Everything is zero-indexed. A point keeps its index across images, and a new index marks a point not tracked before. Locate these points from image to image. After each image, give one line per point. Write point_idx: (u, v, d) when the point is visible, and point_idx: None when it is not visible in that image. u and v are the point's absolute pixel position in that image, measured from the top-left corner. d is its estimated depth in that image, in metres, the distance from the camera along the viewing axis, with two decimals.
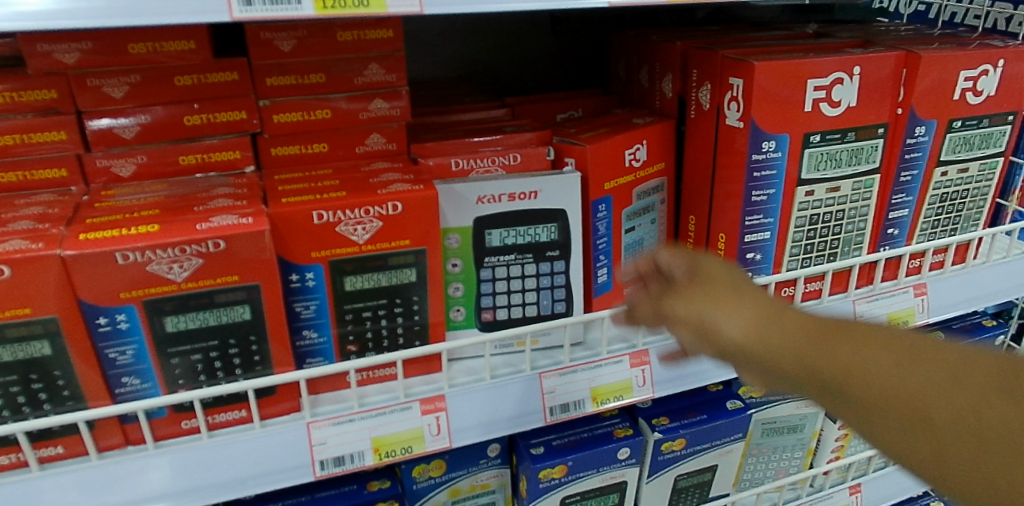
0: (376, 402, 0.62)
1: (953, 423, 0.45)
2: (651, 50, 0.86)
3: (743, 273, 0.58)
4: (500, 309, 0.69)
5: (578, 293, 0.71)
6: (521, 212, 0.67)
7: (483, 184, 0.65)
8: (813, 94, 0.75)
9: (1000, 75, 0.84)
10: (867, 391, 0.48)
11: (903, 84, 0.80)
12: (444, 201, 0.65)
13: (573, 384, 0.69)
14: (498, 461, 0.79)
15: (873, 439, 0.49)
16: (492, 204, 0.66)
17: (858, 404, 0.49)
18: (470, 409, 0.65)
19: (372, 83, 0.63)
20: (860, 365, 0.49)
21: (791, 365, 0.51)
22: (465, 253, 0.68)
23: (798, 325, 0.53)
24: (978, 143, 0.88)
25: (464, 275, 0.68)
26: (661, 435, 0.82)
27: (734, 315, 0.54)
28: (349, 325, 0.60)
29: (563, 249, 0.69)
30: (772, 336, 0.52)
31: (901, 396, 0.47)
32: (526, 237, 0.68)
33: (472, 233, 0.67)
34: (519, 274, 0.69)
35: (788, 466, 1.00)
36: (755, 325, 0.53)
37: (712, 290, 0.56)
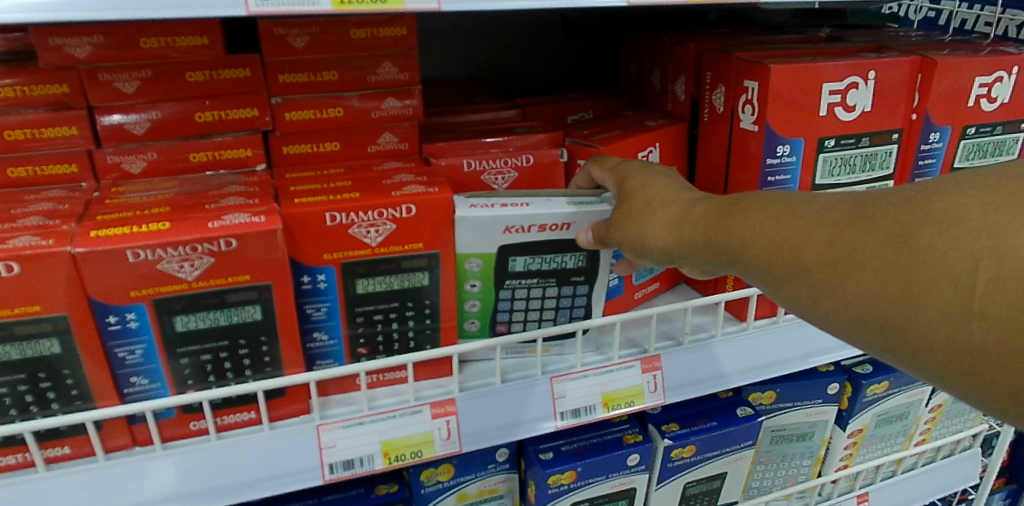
0: (386, 405, 0.62)
1: (817, 262, 0.46)
2: (663, 53, 0.85)
3: (665, 175, 0.61)
4: (514, 330, 0.66)
5: (596, 316, 0.68)
6: (550, 240, 0.63)
7: (513, 216, 0.60)
8: (828, 98, 0.74)
9: (1015, 82, 0.84)
10: (780, 260, 0.48)
11: (917, 90, 0.80)
12: (467, 230, 0.59)
13: (584, 388, 0.69)
14: (507, 466, 0.78)
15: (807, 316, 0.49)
16: (518, 234, 0.61)
17: (760, 270, 0.50)
18: (481, 413, 0.64)
19: (385, 82, 0.62)
20: (770, 232, 0.49)
21: (706, 249, 0.53)
22: (486, 276, 0.63)
23: (724, 217, 0.53)
24: (991, 150, 0.87)
25: (481, 297, 0.64)
26: (672, 442, 0.81)
27: (652, 216, 0.57)
28: (360, 328, 0.60)
29: (590, 276, 0.66)
30: (681, 232, 0.55)
31: (797, 250, 0.47)
32: (553, 263, 0.64)
33: (494, 259, 0.62)
34: (539, 297, 0.65)
35: (797, 474, 0.99)
36: (668, 224, 0.56)
37: (633, 196, 0.59)
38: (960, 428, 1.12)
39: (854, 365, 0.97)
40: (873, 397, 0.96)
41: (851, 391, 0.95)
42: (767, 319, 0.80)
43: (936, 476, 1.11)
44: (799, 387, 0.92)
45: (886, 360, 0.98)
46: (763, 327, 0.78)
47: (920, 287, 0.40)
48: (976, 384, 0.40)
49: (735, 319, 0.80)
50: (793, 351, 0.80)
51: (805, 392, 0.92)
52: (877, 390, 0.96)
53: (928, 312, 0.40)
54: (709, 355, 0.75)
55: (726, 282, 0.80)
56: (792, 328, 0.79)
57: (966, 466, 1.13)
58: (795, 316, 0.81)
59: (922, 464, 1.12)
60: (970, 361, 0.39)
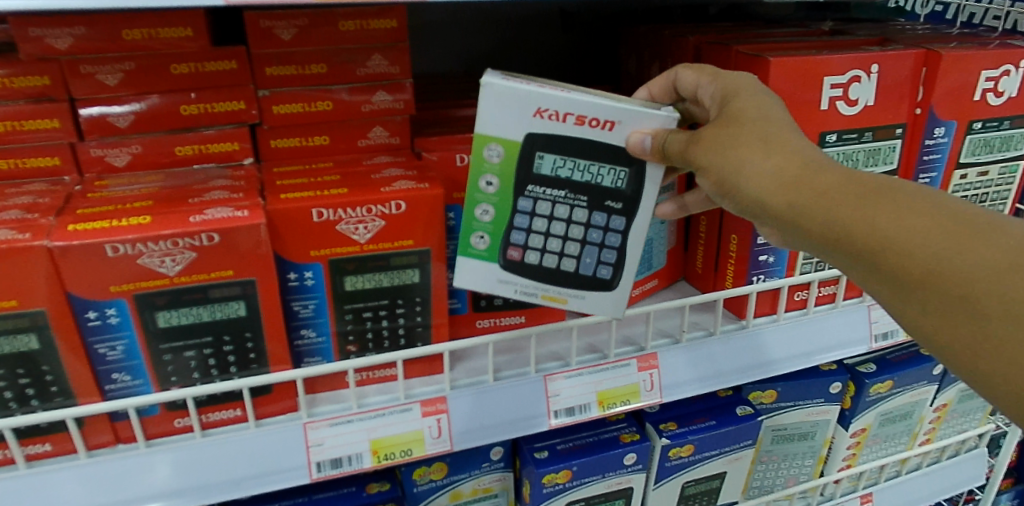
0: (376, 402, 0.61)
1: (963, 297, 0.42)
2: (662, 46, 0.83)
3: (781, 109, 0.54)
4: (531, 252, 0.59)
5: (630, 264, 0.60)
6: (585, 140, 0.56)
7: (548, 94, 0.54)
8: (830, 92, 0.73)
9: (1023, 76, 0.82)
10: (911, 264, 0.44)
11: (922, 84, 0.78)
12: (491, 98, 0.54)
13: (578, 387, 0.68)
14: (502, 465, 0.77)
15: (901, 321, 0.46)
16: (551, 122, 0.55)
17: (881, 270, 0.46)
18: (473, 411, 0.63)
19: (375, 74, 0.61)
20: (902, 229, 0.45)
21: (818, 223, 0.48)
22: (507, 177, 0.57)
23: (851, 188, 0.47)
24: (998, 146, 0.85)
25: (498, 198, 0.58)
26: (669, 441, 0.80)
27: (768, 155, 0.50)
28: (349, 325, 0.59)
29: (629, 203, 0.58)
30: (796, 189, 0.49)
31: (934, 265, 0.43)
32: (589, 175, 0.57)
33: (519, 150, 0.56)
34: (563, 215, 0.59)
35: (798, 474, 0.98)
36: (783, 175, 0.49)
37: (740, 133, 0.52)
38: (967, 428, 1.10)
39: (857, 364, 0.95)
40: (876, 397, 0.95)
41: (854, 390, 0.94)
42: (767, 317, 0.79)
43: (942, 477, 1.10)
44: (800, 386, 0.90)
45: (890, 359, 0.97)
46: (763, 326, 0.77)
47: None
48: None
49: (734, 316, 0.79)
50: (795, 349, 0.78)
51: (806, 391, 0.91)
52: (880, 389, 0.94)
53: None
54: (707, 353, 0.74)
55: (725, 279, 0.79)
56: (791, 326, 0.78)
57: (972, 466, 1.12)
58: (795, 314, 0.80)
59: (927, 464, 1.10)
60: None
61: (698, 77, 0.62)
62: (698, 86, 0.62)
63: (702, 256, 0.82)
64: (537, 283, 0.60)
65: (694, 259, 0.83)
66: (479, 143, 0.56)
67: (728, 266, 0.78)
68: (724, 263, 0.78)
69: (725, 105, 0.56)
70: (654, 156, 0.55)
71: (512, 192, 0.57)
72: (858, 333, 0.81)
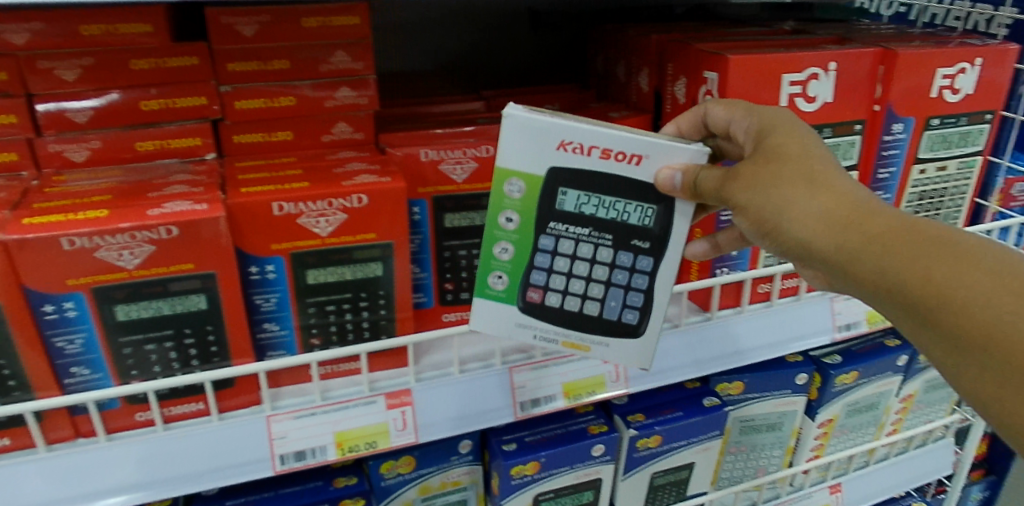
0: (340, 395, 0.61)
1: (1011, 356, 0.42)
2: (627, 45, 0.84)
3: (823, 147, 0.54)
4: (553, 293, 0.60)
5: (658, 308, 0.60)
6: (610, 175, 0.56)
7: (572, 127, 0.54)
8: (788, 89, 0.74)
9: (978, 74, 0.84)
10: (958, 317, 0.44)
11: (880, 81, 0.80)
12: (514, 131, 0.54)
13: (545, 378, 0.68)
14: (470, 458, 0.77)
15: (942, 369, 0.47)
16: (575, 155, 0.55)
17: (926, 319, 0.46)
18: (439, 403, 0.64)
19: (338, 71, 0.62)
20: (948, 278, 0.45)
21: (864, 268, 0.48)
22: (529, 212, 0.57)
23: (898, 233, 0.47)
24: (956, 141, 0.87)
25: (518, 235, 0.58)
26: (636, 432, 0.81)
27: (810, 195, 0.50)
28: (312, 319, 0.59)
29: (657, 243, 0.58)
30: (842, 232, 0.49)
31: (982, 319, 0.43)
32: (615, 212, 0.57)
33: (541, 185, 0.56)
34: (586, 254, 0.59)
35: (767, 465, 0.99)
36: (828, 216, 0.49)
37: (782, 173, 0.52)
38: (933, 419, 1.12)
39: (822, 356, 0.97)
40: (841, 388, 0.96)
41: (820, 381, 0.95)
42: (731, 309, 0.81)
43: (909, 467, 1.12)
44: (766, 378, 0.92)
45: (855, 350, 0.99)
46: (726, 317, 0.79)
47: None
48: None
49: (697, 309, 0.81)
50: (758, 340, 0.80)
51: (774, 383, 0.92)
52: (845, 380, 0.96)
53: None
54: (671, 345, 0.75)
55: (690, 272, 0.80)
56: (755, 318, 0.80)
57: (938, 456, 1.14)
58: (759, 306, 0.81)
59: (895, 454, 1.12)
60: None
61: (732, 112, 0.62)
62: (729, 122, 0.62)
63: None
64: (556, 325, 0.60)
65: None
66: (500, 177, 0.56)
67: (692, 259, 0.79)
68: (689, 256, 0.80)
69: (764, 140, 0.56)
70: (685, 194, 0.54)
71: (531, 229, 0.58)
72: (821, 324, 0.83)
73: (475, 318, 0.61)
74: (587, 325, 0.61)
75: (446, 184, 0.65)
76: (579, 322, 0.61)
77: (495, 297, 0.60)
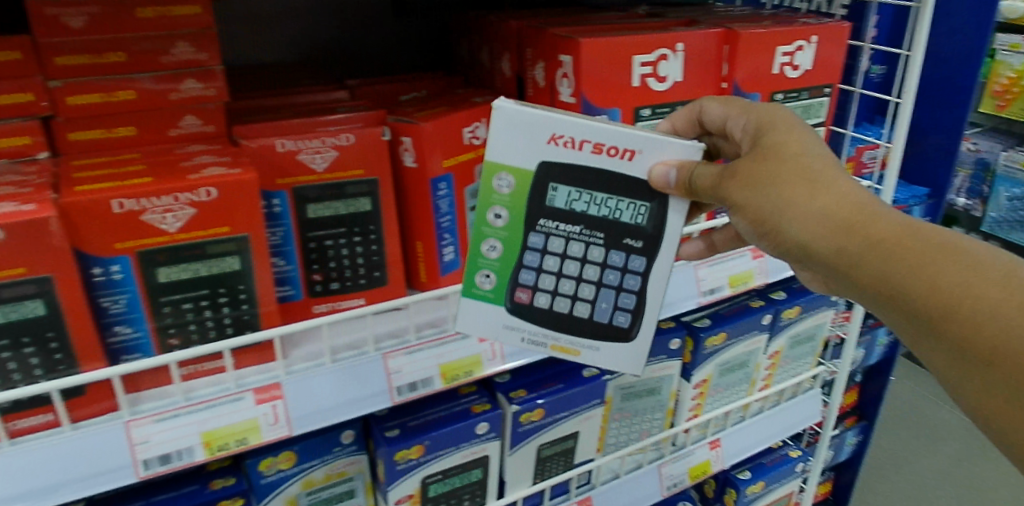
0: (205, 395, 0.60)
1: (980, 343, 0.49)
2: (488, 31, 0.86)
3: (822, 147, 0.60)
4: (541, 293, 0.64)
5: (651, 306, 0.65)
6: (598, 170, 0.60)
7: (563, 122, 0.59)
8: (641, 70, 0.77)
9: (815, 51, 0.91)
10: (936, 306, 0.51)
11: (726, 60, 0.85)
12: (500, 125, 0.59)
13: (420, 362, 0.69)
14: (354, 448, 0.78)
15: (920, 352, 0.54)
16: (564, 149, 0.59)
17: (907, 307, 0.53)
18: (310, 395, 0.64)
19: (180, 62, 0.60)
20: (924, 268, 0.52)
21: (856, 262, 0.55)
22: (518, 208, 0.62)
23: (884, 229, 0.54)
24: (800, 114, 0.94)
25: (505, 232, 0.63)
26: (519, 407, 0.83)
27: (808, 196, 0.56)
28: (168, 319, 0.58)
29: (649, 242, 0.63)
30: (834, 231, 0.55)
31: (957, 308, 0.50)
32: (606, 209, 0.62)
33: (531, 180, 0.61)
34: (576, 253, 0.64)
35: (651, 428, 1.05)
36: (821, 214, 0.56)
37: (778, 175, 0.58)
38: (801, 371, 1.21)
39: (693, 320, 1.03)
40: (712, 349, 1.03)
41: (693, 345, 1.02)
42: None
43: (782, 418, 1.21)
44: None
45: (723, 313, 1.06)
46: None
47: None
48: None
49: None
50: None
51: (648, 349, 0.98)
52: (715, 342, 1.02)
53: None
54: None
55: None
56: None
57: (807, 406, 1.24)
58: None
59: (768, 407, 1.20)
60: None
61: (727, 111, 0.69)
62: (726, 119, 0.68)
63: None
64: (542, 323, 0.65)
65: None
66: (490, 172, 0.61)
67: None
68: None
69: (763, 139, 0.62)
70: (679, 191, 0.59)
71: (520, 225, 0.62)
72: (685, 291, 0.88)
73: (465, 318, 0.65)
74: (576, 325, 0.66)
75: (305, 173, 0.65)
76: (568, 321, 0.66)
77: (483, 296, 0.65)
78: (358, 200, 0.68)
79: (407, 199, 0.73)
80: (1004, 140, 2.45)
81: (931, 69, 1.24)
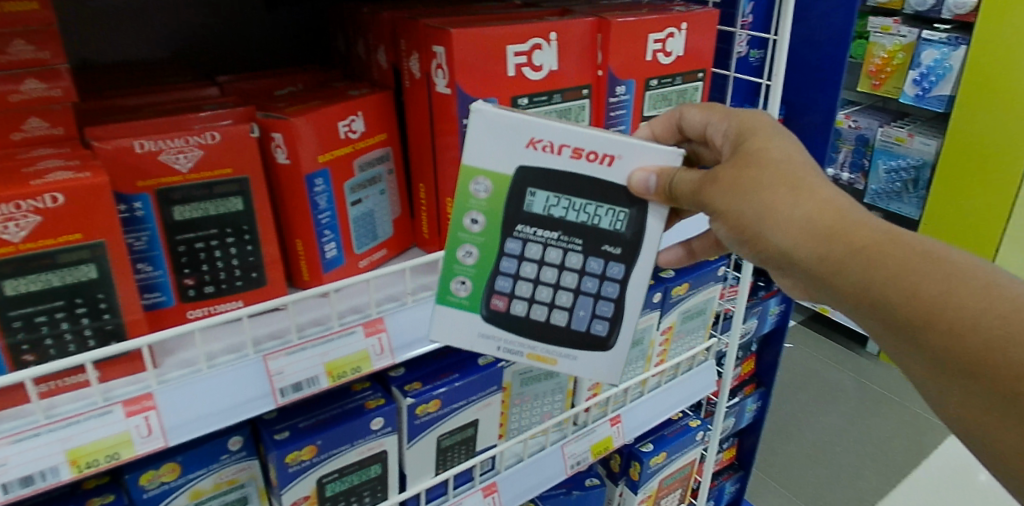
0: (68, 411, 0.58)
1: (962, 346, 0.51)
2: (362, 23, 0.85)
3: (797, 151, 0.63)
4: (519, 300, 0.70)
5: (628, 313, 0.71)
6: (582, 173, 0.65)
7: (542, 127, 0.64)
8: (514, 60, 0.77)
9: (685, 38, 0.93)
10: (917, 310, 0.53)
11: (599, 48, 0.86)
12: (474, 128, 0.64)
13: (303, 361, 0.68)
14: (244, 454, 0.76)
15: (898, 357, 0.56)
16: (543, 152, 0.65)
17: (887, 313, 0.55)
18: (186, 403, 0.62)
19: (21, 61, 0.56)
20: (899, 271, 0.54)
21: (838, 267, 0.57)
22: (494, 213, 0.67)
23: (860, 233, 0.57)
24: (675, 99, 0.96)
25: (482, 237, 0.68)
26: (413, 400, 0.83)
27: (789, 200, 0.59)
28: (20, 334, 0.56)
29: (627, 250, 0.68)
30: (815, 236, 0.58)
31: (939, 312, 0.52)
32: (585, 214, 0.67)
33: (508, 184, 0.66)
34: (554, 258, 0.70)
35: (552, 410, 1.07)
36: (800, 219, 0.59)
37: (759, 183, 0.61)
38: (694, 344, 1.27)
39: None
40: None
41: None
42: None
43: (679, 390, 1.26)
44: None
45: None
46: None
47: (1006, 377, 0.49)
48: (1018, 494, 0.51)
49: None
50: None
51: None
52: None
53: (1009, 395, 0.49)
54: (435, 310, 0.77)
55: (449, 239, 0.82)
56: None
57: (701, 377, 1.30)
58: None
59: (665, 381, 1.25)
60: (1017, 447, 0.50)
61: (708, 116, 0.74)
62: (704, 124, 0.75)
63: (427, 222, 0.85)
64: (515, 330, 0.70)
65: (421, 226, 0.86)
66: (467, 176, 0.66)
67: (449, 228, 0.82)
68: (445, 224, 0.82)
69: (747, 145, 0.65)
70: (658, 195, 0.64)
71: (495, 229, 0.68)
72: None
73: (441, 324, 0.71)
74: (552, 331, 0.71)
75: (169, 174, 0.63)
76: (543, 328, 0.71)
77: (458, 303, 0.70)
78: (228, 199, 0.66)
79: (283, 197, 0.72)
80: (879, 117, 2.63)
81: (802, 51, 1.31)
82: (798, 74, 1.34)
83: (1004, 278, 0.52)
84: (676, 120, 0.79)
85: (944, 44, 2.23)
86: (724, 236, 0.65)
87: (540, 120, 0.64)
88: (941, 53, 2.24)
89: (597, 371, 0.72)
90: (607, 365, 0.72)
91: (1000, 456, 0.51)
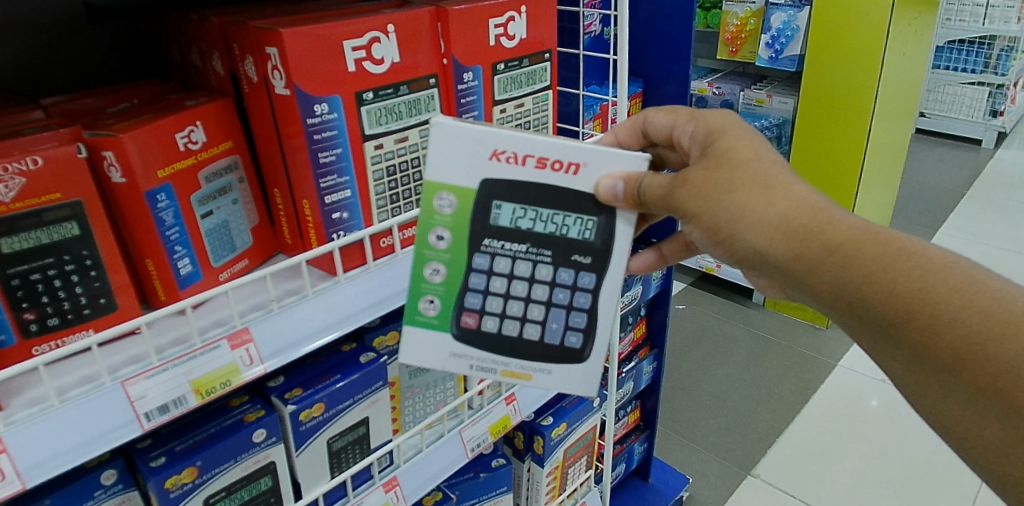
0: None
1: (938, 338, 0.56)
2: (194, 31, 0.83)
3: (766, 152, 0.70)
4: (490, 317, 0.77)
5: (602, 323, 0.76)
6: (547, 182, 0.71)
7: (500, 138, 0.69)
8: (353, 55, 0.76)
9: (525, 20, 0.93)
10: (890, 304, 0.59)
11: (441, 37, 0.85)
12: (438, 133, 0.68)
13: (165, 383, 0.66)
14: (121, 487, 0.74)
15: (876, 348, 0.62)
16: (503, 162, 0.70)
17: (864, 305, 0.61)
18: (40, 441, 0.59)
19: None
20: (874, 269, 0.60)
21: (813, 262, 0.64)
22: (459, 227, 0.72)
23: (834, 231, 0.63)
24: (525, 81, 0.97)
25: (447, 253, 0.74)
26: (295, 406, 0.83)
27: (762, 201, 0.67)
28: None
29: (596, 257, 0.74)
30: (791, 235, 0.65)
31: (911, 307, 0.58)
32: (553, 224, 0.72)
33: (474, 197, 0.71)
34: (523, 268, 0.76)
35: (445, 397, 1.07)
36: (774, 219, 0.66)
37: (731, 184, 0.68)
38: None
39: None
40: None
41: None
42: (359, 267, 0.84)
43: None
44: None
45: None
46: (355, 276, 0.81)
47: (983, 370, 0.54)
48: (1004, 478, 0.56)
49: (327, 275, 0.82)
50: (387, 291, 0.84)
51: None
52: None
53: (987, 387, 0.54)
54: (304, 314, 0.76)
55: (310, 242, 0.82)
56: (382, 271, 0.84)
57: None
58: (386, 258, 0.86)
59: None
60: (999, 437, 0.55)
61: (674, 119, 0.82)
62: (675, 125, 0.82)
63: (287, 228, 0.84)
64: (486, 348, 0.77)
65: (282, 231, 0.85)
66: (430, 191, 0.71)
67: (308, 230, 0.82)
68: (304, 227, 0.82)
69: (715, 147, 0.72)
70: (626, 201, 0.69)
71: (457, 240, 0.73)
72: None
73: (413, 339, 0.77)
74: (526, 346, 0.77)
75: None
76: (519, 344, 0.77)
77: (426, 322, 0.76)
78: (62, 224, 0.65)
79: (125, 218, 0.71)
80: (739, 82, 2.79)
81: (653, 24, 1.37)
82: (651, 47, 1.40)
83: (982, 274, 0.57)
84: (641, 125, 0.87)
85: (790, 7, 2.38)
86: (702, 237, 0.72)
87: (502, 132, 0.69)
88: (788, 15, 2.39)
89: (574, 383, 0.78)
90: (580, 377, 0.78)
91: (983, 447, 0.57)
